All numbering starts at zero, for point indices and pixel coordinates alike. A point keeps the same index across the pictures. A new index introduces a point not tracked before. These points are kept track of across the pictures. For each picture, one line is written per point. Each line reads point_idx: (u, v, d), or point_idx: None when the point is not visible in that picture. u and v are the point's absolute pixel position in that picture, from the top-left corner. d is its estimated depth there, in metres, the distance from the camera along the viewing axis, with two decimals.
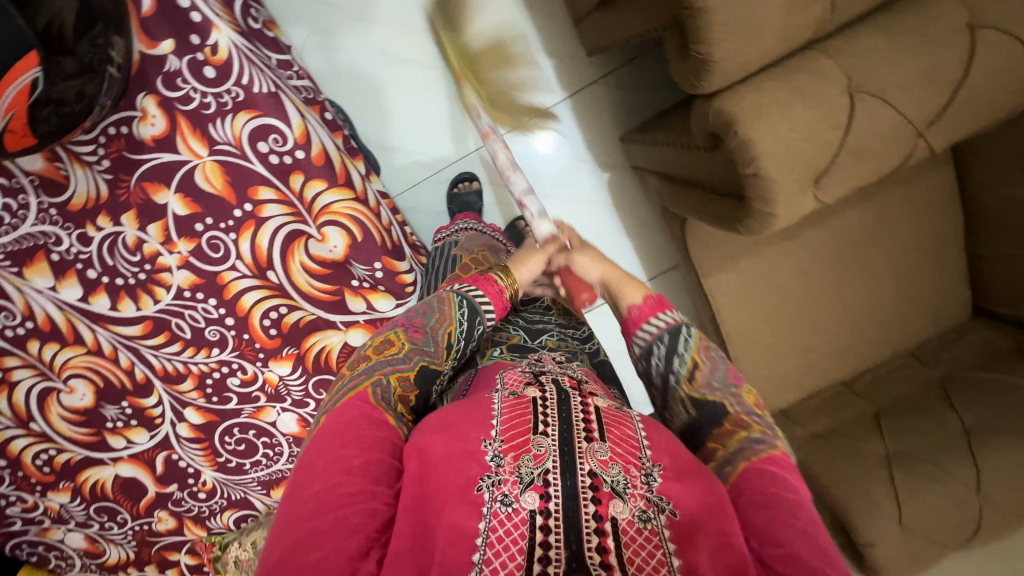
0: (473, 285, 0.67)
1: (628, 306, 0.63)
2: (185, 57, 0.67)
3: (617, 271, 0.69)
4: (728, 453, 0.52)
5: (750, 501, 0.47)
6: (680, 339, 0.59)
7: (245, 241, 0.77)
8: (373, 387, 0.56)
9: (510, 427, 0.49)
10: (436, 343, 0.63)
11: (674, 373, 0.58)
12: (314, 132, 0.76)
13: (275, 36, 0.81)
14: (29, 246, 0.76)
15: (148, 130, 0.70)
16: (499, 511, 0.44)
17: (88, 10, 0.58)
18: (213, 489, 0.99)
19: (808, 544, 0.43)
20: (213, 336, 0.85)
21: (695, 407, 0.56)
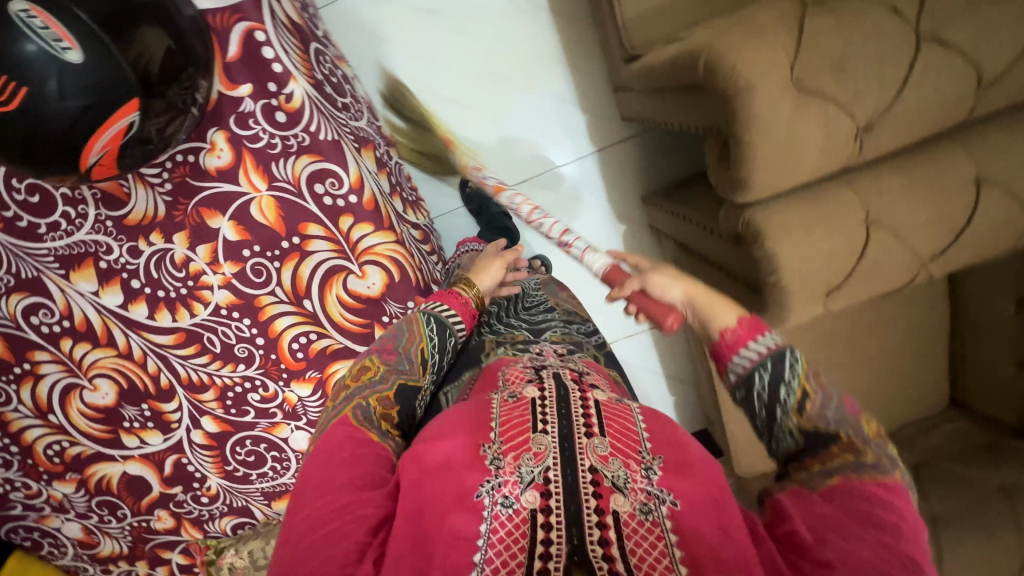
0: (439, 303, 0.76)
1: (722, 330, 0.57)
2: (260, 101, 0.71)
3: (700, 287, 0.62)
4: (824, 468, 0.48)
5: (830, 502, 0.45)
6: (786, 363, 0.52)
7: (287, 270, 0.81)
8: (353, 410, 0.61)
9: (510, 429, 0.53)
10: (410, 362, 0.69)
11: (781, 403, 0.51)
12: (367, 177, 0.79)
13: (341, 75, 0.84)
14: (80, 252, 0.79)
15: (213, 161, 0.74)
16: (500, 512, 0.47)
17: (184, 55, 0.59)
18: (217, 494, 1.02)
19: (885, 553, 0.41)
20: (242, 353, 0.88)
21: (804, 435, 0.49)
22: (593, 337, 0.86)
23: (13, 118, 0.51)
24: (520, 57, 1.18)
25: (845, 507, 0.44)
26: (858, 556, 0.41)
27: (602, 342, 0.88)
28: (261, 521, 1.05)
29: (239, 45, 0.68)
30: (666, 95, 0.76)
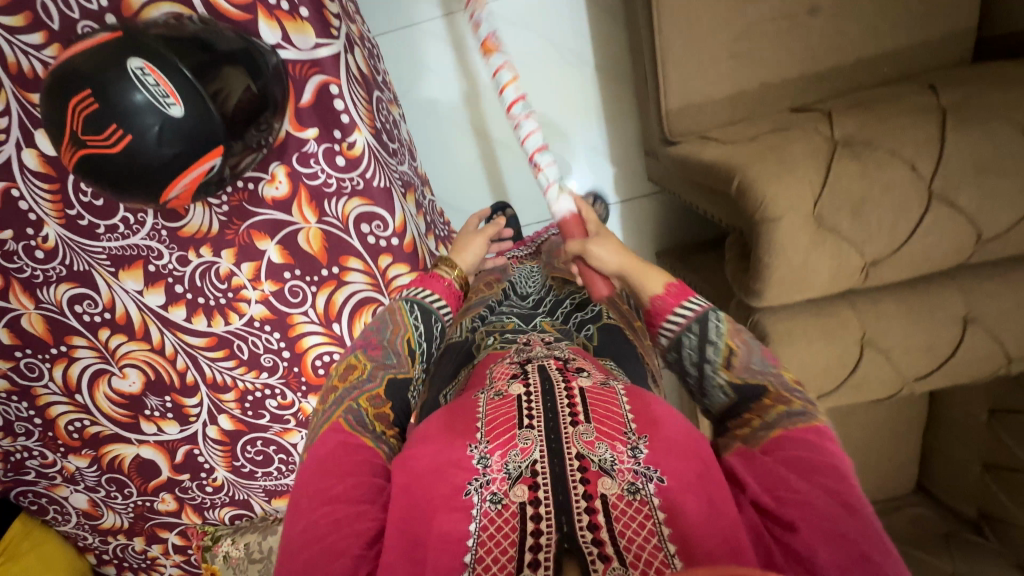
0: (420, 289, 0.75)
1: (652, 297, 0.66)
2: (323, 144, 0.76)
3: (634, 260, 0.71)
4: (763, 422, 0.53)
5: (775, 456, 0.49)
6: (709, 325, 0.60)
7: (322, 295, 0.87)
8: (343, 414, 0.59)
9: (494, 428, 0.51)
10: (397, 356, 0.68)
11: (709, 360, 0.59)
12: (409, 222, 0.84)
13: (393, 121, 0.90)
14: (132, 254, 0.84)
15: (270, 191, 0.79)
16: (489, 509, 0.45)
17: (262, 101, 0.66)
18: (221, 486, 1.07)
19: (827, 498, 0.45)
20: (267, 362, 0.93)
21: (734, 387, 0.57)
22: (586, 316, 0.83)
23: (114, 159, 0.55)
24: (560, 106, 1.23)
25: (789, 460, 0.48)
26: (805, 501, 0.45)
27: (598, 316, 0.83)
28: (259, 515, 1.10)
29: (313, 94, 0.73)
30: (691, 185, 0.82)
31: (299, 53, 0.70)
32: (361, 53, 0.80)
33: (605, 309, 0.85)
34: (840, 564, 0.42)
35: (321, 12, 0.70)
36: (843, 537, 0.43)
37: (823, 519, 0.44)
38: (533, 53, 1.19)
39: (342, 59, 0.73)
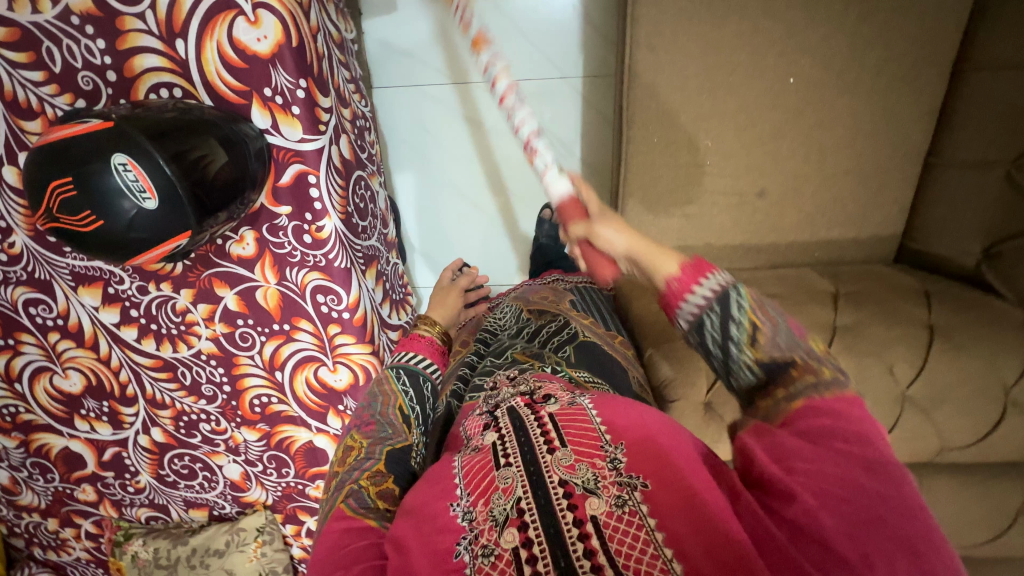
0: (405, 352, 0.87)
1: (665, 280, 0.56)
2: (293, 222, 0.81)
3: (641, 241, 0.59)
4: (785, 394, 0.50)
5: (792, 429, 0.48)
6: (731, 303, 0.52)
7: (270, 344, 0.92)
8: (346, 500, 0.59)
9: (473, 477, 0.52)
10: (392, 426, 0.71)
11: (733, 339, 0.52)
12: (364, 298, 0.90)
13: (369, 185, 0.96)
14: (94, 274, 0.88)
15: (237, 249, 0.83)
16: (483, 565, 0.46)
17: (237, 181, 0.70)
18: (143, 488, 1.11)
19: (842, 461, 0.44)
20: (207, 391, 0.98)
21: (762, 367, 0.52)
22: (560, 332, 0.85)
23: (85, 238, 0.60)
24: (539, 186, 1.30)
25: (806, 430, 0.47)
26: (815, 471, 0.44)
27: (573, 333, 0.84)
28: (174, 521, 1.15)
29: (292, 177, 0.78)
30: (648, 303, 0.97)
31: (285, 141, 0.75)
32: (347, 139, 0.87)
33: (578, 329, 0.86)
34: (849, 531, 0.41)
35: (312, 110, 0.75)
36: (853, 506, 0.42)
37: (837, 487, 0.43)
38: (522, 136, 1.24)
39: (325, 152, 0.78)
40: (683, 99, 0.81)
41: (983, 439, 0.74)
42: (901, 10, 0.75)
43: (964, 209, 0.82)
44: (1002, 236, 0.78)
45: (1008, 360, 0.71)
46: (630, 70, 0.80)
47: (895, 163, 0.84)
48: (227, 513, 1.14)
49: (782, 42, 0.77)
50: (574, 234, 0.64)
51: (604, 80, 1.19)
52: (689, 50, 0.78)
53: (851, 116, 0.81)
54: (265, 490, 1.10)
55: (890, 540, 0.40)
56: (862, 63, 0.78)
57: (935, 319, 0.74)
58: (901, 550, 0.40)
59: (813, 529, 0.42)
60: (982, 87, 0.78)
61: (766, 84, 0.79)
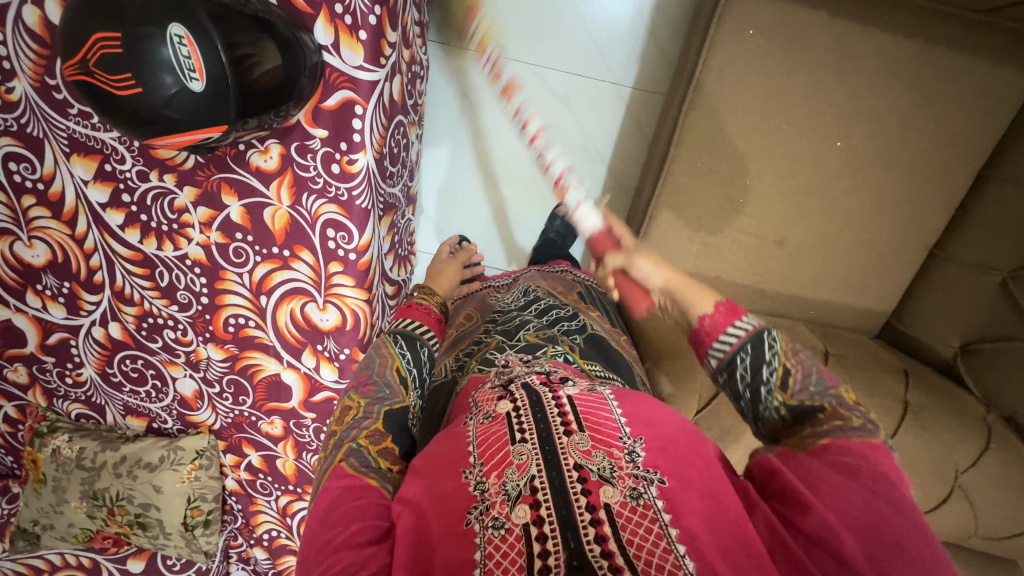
0: (403, 318, 0.78)
1: (700, 317, 0.63)
2: (325, 147, 0.78)
3: (678, 276, 0.67)
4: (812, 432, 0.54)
5: (823, 459, 0.50)
6: (765, 346, 0.59)
7: (263, 267, 0.88)
8: (346, 458, 0.57)
9: (486, 448, 0.52)
10: (389, 388, 0.66)
11: (765, 380, 0.57)
12: (374, 244, 0.87)
13: (407, 128, 0.93)
14: (94, 145, 0.81)
15: (258, 160, 0.79)
16: (493, 536, 0.46)
17: (286, 87, 0.68)
18: (83, 383, 1.04)
19: (871, 495, 0.47)
20: (182, 298, 0.93)
21: (791, 409, 0.56)
22: (566, 319, 0.86)
23: (115, 100, 0.56)
24: (557, 178, 1.30)
25: (838, 464, 0.50)
26: (842, 496, 0.47)
27: (578, 322, 0.86)
28: (107, 424, 1.08)
29: (338, 102, 0.75)
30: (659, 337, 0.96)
31: (341, 63, 0.73)
32: (400, 80, 0.84)
33: (585, 321, 0.88)
34: (868, 560, 0.43)
35: (378, 40, 0.73)
36: (875, 534, 0.45)
37: (861, 517, 0.45)
38: (561, 129, 1.25)
39: (378, 87, 0.76)
40: (731, 134, 0.83)
41: (926, 514, 0.76)
42: (951, 107, 0.79)
43: (953, 306, 0.88)
44: (984, 335, 0.85)
45: (963, 448, 0.76)
46: (694, 92, 0.81)
47: (906, 246, 0.89)
48: (166, 429, 1.08)
49: (840, 104, 0.80)
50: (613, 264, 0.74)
51: (652, 96, 1.20)
52: (754, 86, 0.80)
53: (880, 192, 0.85)
54: (215, 414, 1.06)
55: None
56: (904, 145, 0.82)
57: (909, 397, 0.80)
58: None
59: (835, 549, 0.44)
60: (1001, 197, 0.83)
61: (815, 141, 0.82)
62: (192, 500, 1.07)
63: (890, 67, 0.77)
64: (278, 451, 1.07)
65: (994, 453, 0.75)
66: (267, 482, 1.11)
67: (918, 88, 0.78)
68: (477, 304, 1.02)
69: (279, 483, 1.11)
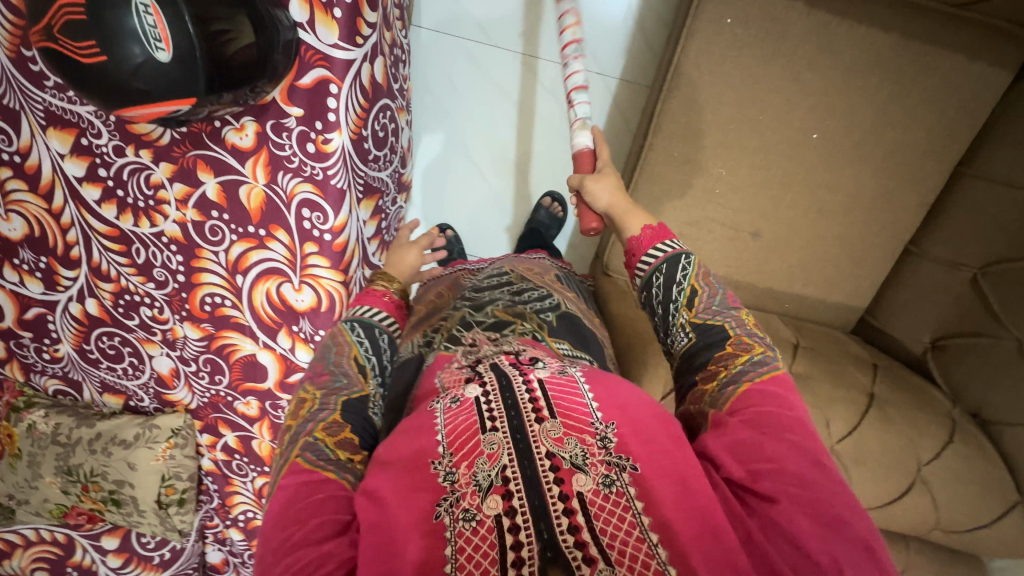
0: (361, 306, 0.76)
1: (630, 238, 0.71)
2: (300, 126, 0.78)
3: (621, 203, 0.76)
4: (728, 375, 0.57)
5: (742, 420, 0.53)
6: (678, 266, 0.66)
7: (239, 246, 0.88)
8: (302, 453, 0.55)
9: (455, 438, 0.52)
10: (346, 376, 0.66)
11: (673, 301, 0.64)
12: (350, 226, 0.87)
13: (396, 109, 0.94)
14: (70, 119, 0.81)
15: (233, 138, 0.79)
16: (463, 529, 0.46)
17: (259, 63, 0.67)
18: (61, 359, 1.04)
19: (798, 458, 0.49)
20: (159, 276, 0.93)
21: (694, 328, 0.62)
22: (540, 298, 0.86)
23: (80, 68, 0.56)
24: (544, 166, 1.29)
25: (755, 422, 0.52)
26: (780, 470, 0.49)
27: (551, 301, 0.86)
28: (84, 401, 1.08)
29: (314, 81, 0.75)
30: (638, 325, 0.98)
31: (316, 41, 0.72)
32: (383, 62, 0.84)
33: (559, 300, 0.88)
34: (818, 531, 0.46)
35: (354, 19, 0.72)
36: (816, 504, 0.47)
37: (797, 487, 0.48)
38: (549, 119, 1.24)
39: (354, 66, 0.76)
40: (709, 125, 0.84)
41: (888, 505, 0.78)
42: (923, 102, 0.80)
43: (925, 304, 0.91)
44: (952, 332, 0.87)
45: (925, 441, 0.77)
46: (672, 81, 0.82)
47: (880, 242, 0.90)
48: (143, 407, 1.08)
49: (815, 96, 0.81)
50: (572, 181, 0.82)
51: (640, 87, 1.20)
52: (731, 76, 0.81)
53: (854, 186, 0.86)
54: (191, 393, 1.06)
55: (850, 541, 0.46)
56: (878, 139, 0.83)
57: (876, 389, 0.81)
58: (858, 549, 0.46)
59: (788, 528, 0.46)
60: (974, 194, 0.85)
61: (791, 132, 0.83)
62: (166, 479, 1.07)
63: (864, 60, 0.78)
64: (254, 431, 1.07)
65: (957, 446, 0.77)
66: (243, 462, 1.12)
67: (892, 82, 0.80)
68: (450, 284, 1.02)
69: (254, 464, 1.11)
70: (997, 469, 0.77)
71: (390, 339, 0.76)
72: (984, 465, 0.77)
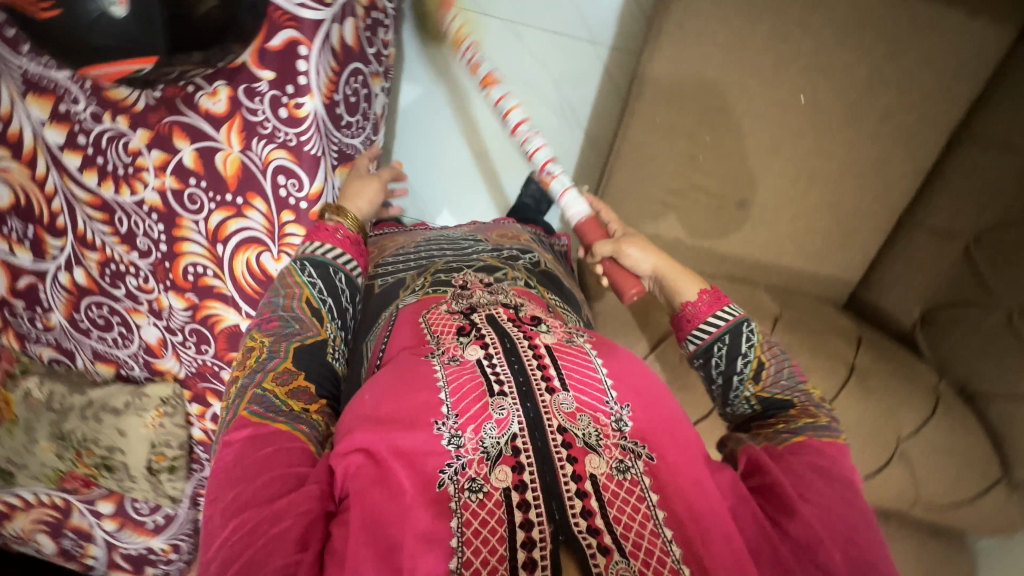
0: (312, 244, 0.69)
1: (684, 303, 0.67)
2: (271, 91, 0.77)
3: (666, 262, 0.72)
4: (788, 428, 0.56)
5: (804, 462, 0.51)
6: (742, 337, 0.62)
7: (218, 215, 0.88)
8: (249, 406, 0.54)
9: (461, 398, 0.49)
10: (298, 321, 0.63)
11: (738, 372, 0.61)
12: (327, 194, 0.87)
13: (372, 74, 0.94)
14: (48, 85, 0.82)
15: (207, 103, 0.79)
16: (470, 500, 0.44)
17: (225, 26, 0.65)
18: (54, 328, 1.06)
19: (848, 504, 0.48)
20: (143, 245, 0.94)
21: (760, 401, 0.60)
22: (521, 254, 0.86)
23: (37, 23, 0.56)
24: (538, 137, 1.27)
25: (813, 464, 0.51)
26: (828, 507, 0.48)
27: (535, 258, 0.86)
28: (78, 370, 1.10)
29: (283, 43, 0.74)
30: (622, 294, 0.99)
31: (284, 0, 0.72)
32: (354, 24, 0.83)
33: (539, 258, 0.87)
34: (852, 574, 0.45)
35: None
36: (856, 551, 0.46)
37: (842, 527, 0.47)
38: (542, 92, 1.21)
39: (323, 27, 0.75)
40: (697, 87, 0.82)
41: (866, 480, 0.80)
42: (917, 64, 0.78)
43: (916, 273, 0.91)
44: (941, 303, 0.87)
45: (907, 414, 0.79)
46: (654, 40, 0.79)
47: (869, 214, 0.89)
48: (134, 376, 1.10)
49: (804, 58, 0.78)
50: (601, 249, 0.73)
51: (631, 56, 1.17)
52: (718, 36, 0.78)
53: (844, 153, 0.85)
54: (179, 362, 1.07)
55: None
56: (870, 103, 0.81)
57: (858, 360, 0.83)
58: None
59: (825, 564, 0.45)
60: (972, 158, 0.84)
61: (778, 96, 0.81)
62: (156, 446, 1.09)
63: (856, 18, 0.75)
64: None
65: (939, 420, 0.78)
66: None
67: (886, 40, 0.76)
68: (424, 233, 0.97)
69: None
70: (978, 441, 0.78)
71: (350, 279, 0.70)
72: (967, 439, 0.78)
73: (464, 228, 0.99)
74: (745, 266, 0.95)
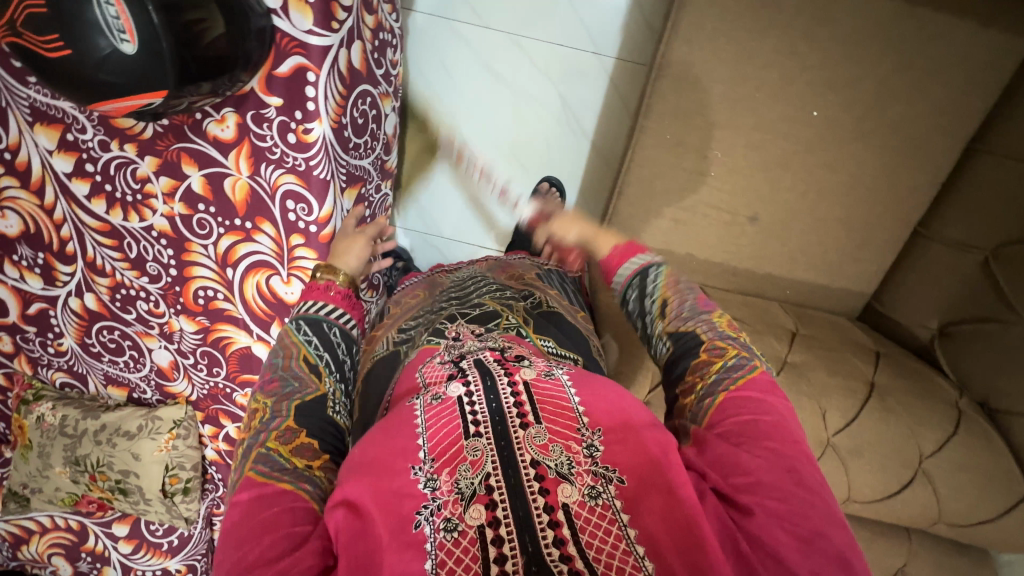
0: (307, 303, 0.71)
1: (604, 257, 0.71)
2: (280, 116, 0.77)
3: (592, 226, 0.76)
4: (705, 385, 0.53)
5: (719, 433, 0.49)
6: (648, 278, 0.65)
7: (227, 239, 0.88)
8: (254, 466, 0.51)
9: (438, 443, 0.48)
10: (298, 379, 0.62)
11: (647, 310, 0.63)
12: (336, 216, 0.86)
13: (380, 89, 0.93)
14: (55, 114, 0.81)
15: (215, 129, 0.78)
16: (444, 540, 0.43)
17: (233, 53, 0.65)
18: (65, 352, 1.06)
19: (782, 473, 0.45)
20: (152, 269, 0.94)
21: (670, 337, 0.60)
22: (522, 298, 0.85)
23: (46, 61, 0.56)
24: (545, 147, 1.25)
25: (731, 431, 0.48)
26: (757, 483, 0.45)
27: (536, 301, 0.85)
28: (90, 394, 1.11)
29: (291, 69, 0.74)
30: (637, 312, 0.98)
31: (291, 28, 0.71)
32: (360, 47, 0.83)
33: (541, 297, 0.87)
34: (796, 546, 0.42)
35: (328, 5, 0.71)
36: (795, 518, 0.43)
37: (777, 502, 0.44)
38: (547, 100, 1.20)
39: (330, 53, 0.74)
40: (708, 103, 0.81)
41: (888, 499, 0.80)
42: (929, 76, 0.77)
43: (933, 285, 0.90)
44: (956, 317, 0.87)
45: (928, 434, 0.78)
46: (663, 58, 0.79)
47: (883, 225, 0.88)
48: (146, 399, 1.10)
49: (815, 72, 0.78)
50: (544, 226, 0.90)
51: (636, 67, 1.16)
52: (727, 52, 0.77)
53: (858, 166, 0.84)
54: (191, 384, 1.07)
55: (826, 556, 0.42)
56: (882, 115, 0.80)
57: (877, 377, 0.82)
58: (833, 562, 0.42)
59: (767, 543, 0.42)
60: (988, 170, 0.83)
61: (790, 111, 0.81)
62: (170, 468, 1.10)
63: (867, 32, 0.75)
64: None
65: (961, 438, 0.78)
66: None
67: (897, 52, 0.76)
68: (426, 290, 0.98)
69: None
70: (1001, 458, 0.77)
71: (344, 332, 0.72)
72: (990, 457, 0.77)
73: (478, 266, 0.99)
74: (759, 281, 0.95)
